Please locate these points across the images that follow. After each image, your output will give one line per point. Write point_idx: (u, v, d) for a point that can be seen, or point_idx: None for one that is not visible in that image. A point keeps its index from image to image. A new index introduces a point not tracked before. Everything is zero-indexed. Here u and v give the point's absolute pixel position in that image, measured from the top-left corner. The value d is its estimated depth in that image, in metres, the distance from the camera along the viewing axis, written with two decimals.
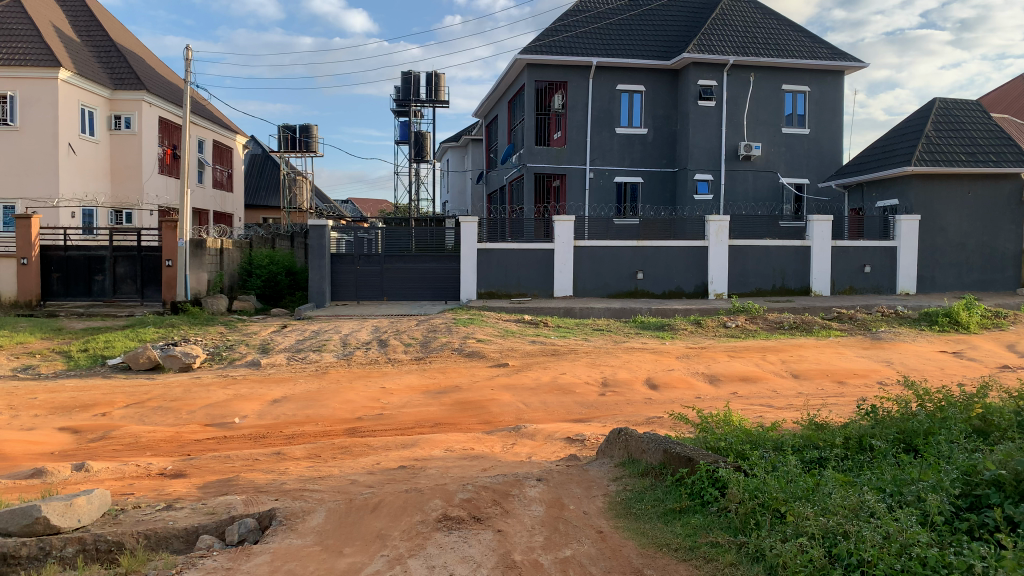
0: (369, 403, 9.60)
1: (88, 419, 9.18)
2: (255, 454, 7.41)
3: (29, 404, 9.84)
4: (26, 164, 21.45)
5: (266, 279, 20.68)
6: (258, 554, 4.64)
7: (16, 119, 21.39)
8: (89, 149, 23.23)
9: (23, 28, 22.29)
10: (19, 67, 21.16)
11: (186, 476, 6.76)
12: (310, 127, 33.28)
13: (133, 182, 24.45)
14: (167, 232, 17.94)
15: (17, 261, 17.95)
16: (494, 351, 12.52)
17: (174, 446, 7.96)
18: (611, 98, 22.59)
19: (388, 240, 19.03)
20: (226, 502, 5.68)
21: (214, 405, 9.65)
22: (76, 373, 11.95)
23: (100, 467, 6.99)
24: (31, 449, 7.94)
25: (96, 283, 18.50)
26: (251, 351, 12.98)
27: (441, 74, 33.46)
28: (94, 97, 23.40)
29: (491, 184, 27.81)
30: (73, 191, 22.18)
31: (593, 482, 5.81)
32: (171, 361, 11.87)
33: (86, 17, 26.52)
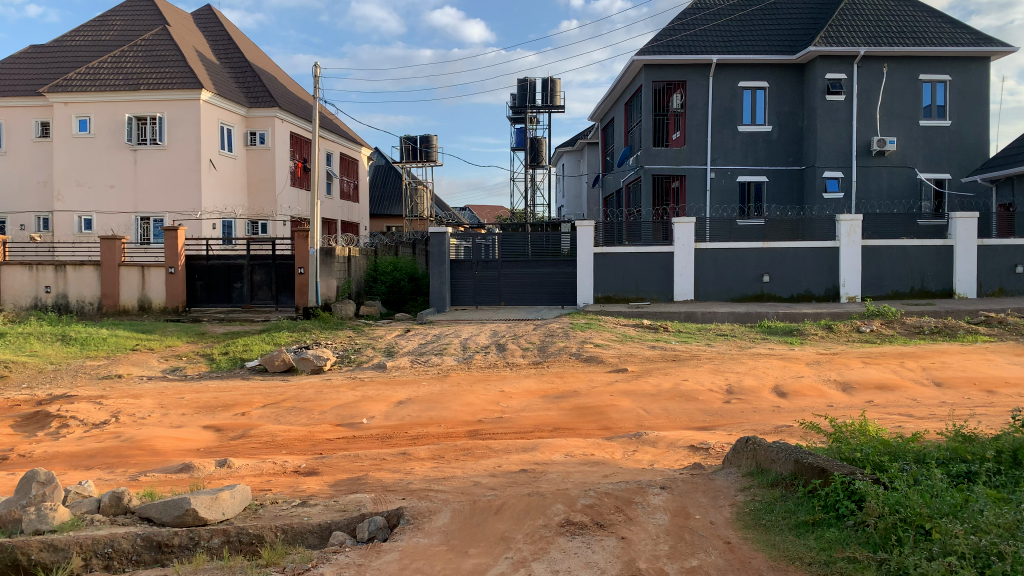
0: (489, 406, 9.73)
1: (229, 418, 9.76)
2: (383, 454, 7.65)
3: (178, 404, 10.58)
4: (173, 180, 23.11)
5: (389, 285, 21.32)
6: (388, 552, 4.78)
7: (164, 139, 23.05)
8: (228, 164, 24.72)
9: (170, 54, 24.05)
10: (167, 90, 22.82)
11: (318, 473, 7.07)
12: (430, 137, 34.14)
13: (267, 194, 25.82)
14: (300, 240, 19.00)
15: (166, 270, 19.25)
16: (613, 356, 12.41)
17: (307, 445, 8.34)
18: (732, 95, 21.98)
19: (505, 245, 19.21)
20: (356, 500, 5.88)
21: (343, 406, 10.05)
22: (217, 375, 12.75)
23: (240, 464, 7.41)
24: (180, 445, 8.53)
25: (235, 290, 19.72)
26: (377, 354, 13.44)
27: (557, 79, 33.56)
28: (232, 115, 24.94)
29: (607, 187, 27.69)
30: (213, 204, 23.66)
31: (719, 492, 5.64)
32: (304, 364, 12.52)
33: (224, 40, 28.30)
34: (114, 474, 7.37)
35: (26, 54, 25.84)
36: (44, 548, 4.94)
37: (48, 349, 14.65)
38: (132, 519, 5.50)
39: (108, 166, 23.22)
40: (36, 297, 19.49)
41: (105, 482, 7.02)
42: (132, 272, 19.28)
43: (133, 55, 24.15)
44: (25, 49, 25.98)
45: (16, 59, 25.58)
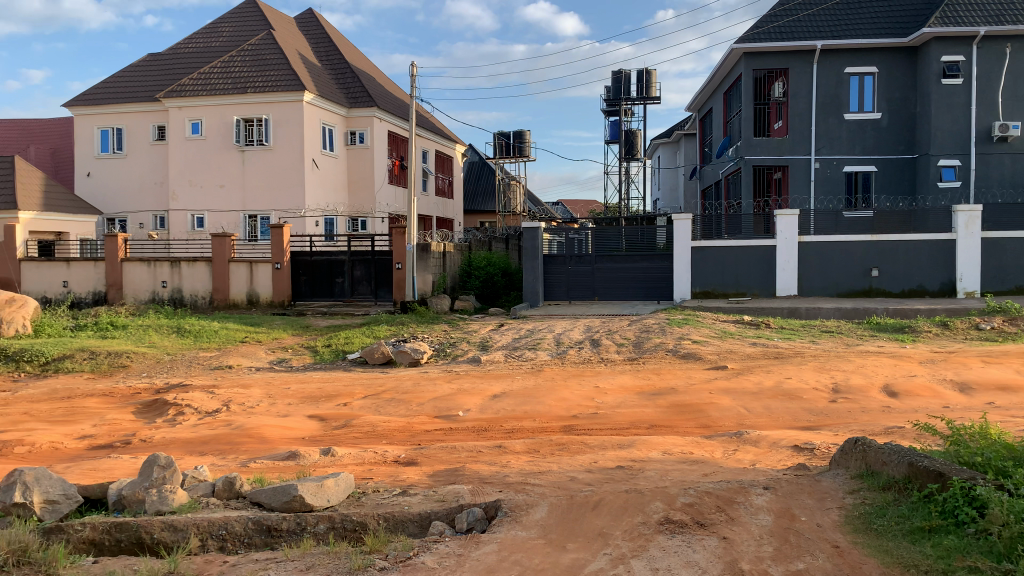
0: (584, 402, 9.69)
1: (332, 408, 10.09)
2: (479, 446, 7.74)
3: (284, 393, 11.01)
4: (279, 179, 24.03)
5: (484, 280, 21.53)
6: (487, 543, 4.83)
7: (270, 140, 24.00)
8: (330, 163, 25.51)
9: (276, 58, 25.00)
10: (273, 93, 23.74)
11: (417, 464, 7.22)
12: (523, 132, 34.23)
13: (366, 192, 26.50)
14: (398, 236, 19.40)
15: (272, 266, 20.05)
16: (711, 353, 12.15)
17: (406, 436, 8.52)
18: (838, 82, 21.10)
19: (599, 240, 19.11)
20: (454, 491, 5.97)
21: (440, 398, 10.22)
22: (320, 366, 13.20)
23: (343, 452, 7.65)
24: (286, 433, 8.87)
25: (336, 285, 20.35)
26: (472, 348, 13.61)
27: (653, 70, 33.06)
28: (333, 115, 25.72)
29: (705, 179, 27.08)
30: (316, 202, 24.46)
31: (826, 494, 5.43)
32: (402, 356, 12.79)
33: (326, 42, 29.19)
34: (226, 460, 7.74)
35: (144, 62, 27.40)
36: (165, 528, 5.22)
37: (166, 341, 15.53)
38: (244, 503, 5.75)
39: (218, 167, 24.38)
40: (154, 291, 20.67)
41: (219, 467, 7.39)
42: (241, 268, 20.17)
43: (241, 60, 25.22)
44: (143, 57, 27.54)
45: (136, 67, 27.15)
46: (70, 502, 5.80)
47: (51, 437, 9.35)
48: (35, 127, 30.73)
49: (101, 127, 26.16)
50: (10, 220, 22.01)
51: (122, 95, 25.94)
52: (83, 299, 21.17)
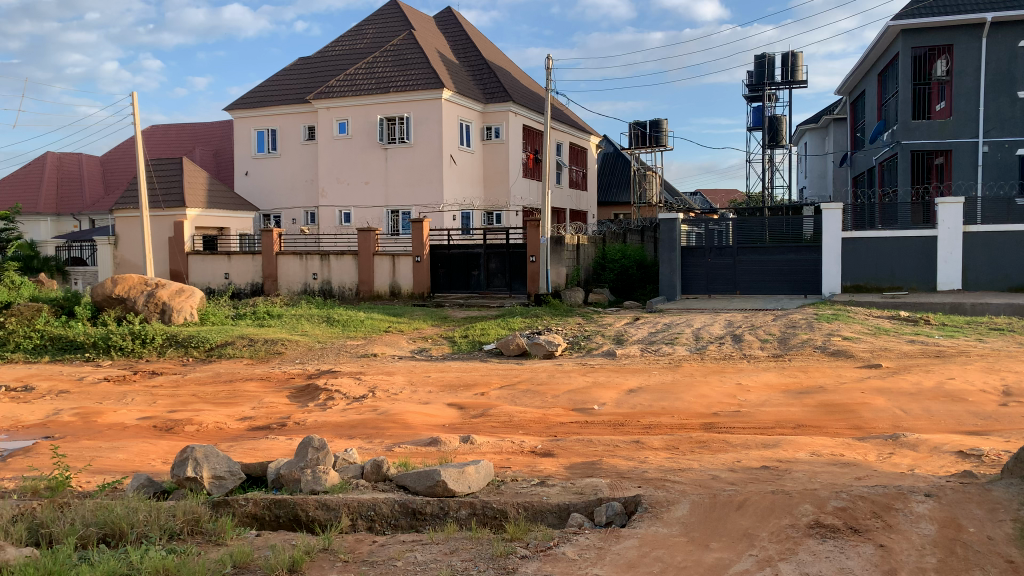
0: (725, 399, 9.41)
1: (470, 397, 10.32)
2: (616, 441, 7.68)
3: (425, 382, 11.38)
4: (419, 175, 24.80)
5: (619, 272, 21.34)
6: (627, 538, 4.79)
7: (411, 137, 24.79)
8: (467, 158, 26.06)
9: (416, 57, 25.76)
10: (414, 91, 24.50)
11: (554, 455, 7.25)
12: (660, 121, 33.56)
13: (502, 186, 26.84)
14: (532, 229, 19.55)
15: (413, 259, 20.74)
16: (863, 351, 11.48)
17: (542, 427, 8.58)
18: (1011, 57, 19.33)
19: (740, 231, 18.39)
20: (592, 485, 5.96)
21: (576, 391, 10.22)
22: (458, 356, 13.52)
23: (482, 441, 7.80)
24: (428, 420, 9.16)
25: (473, 277, 20.80)
26: (607, 342, 13.53)
27: (799, 52, 31.62)
28: (470, 112, 26.24)
29: (857, 166, 25.64)
30: (454, 196, 25.04)
31: (998, 505, 5.00)
32: (537, 348, 12.88)
33: (464, 39, 29.78)
34: (372, 444, 8.08)
35: (296, 66, 28.99)
36: (319, 506, 5.51)
37: (317, 329, 16.42)
38: (390, 486, 5.99)
39: (363, 164, 25.49)
40: (304, 283, 21.89)
41: (366, 451, 7.72)
42: (384, 261, 20.99)
43: (384, 60, 26.17)
44: (295, 61, 29.14)
45: (288, 71, 28.78)
46: (235, 478, 6.23)
47: (216, 417, 10.10)
48: (200, 130, 33.23)
49: (257, 129, 27.97)
50: (179, 216, 23.83)
51: (276, 98, 27.58)
52: (242, 289, 22.74)
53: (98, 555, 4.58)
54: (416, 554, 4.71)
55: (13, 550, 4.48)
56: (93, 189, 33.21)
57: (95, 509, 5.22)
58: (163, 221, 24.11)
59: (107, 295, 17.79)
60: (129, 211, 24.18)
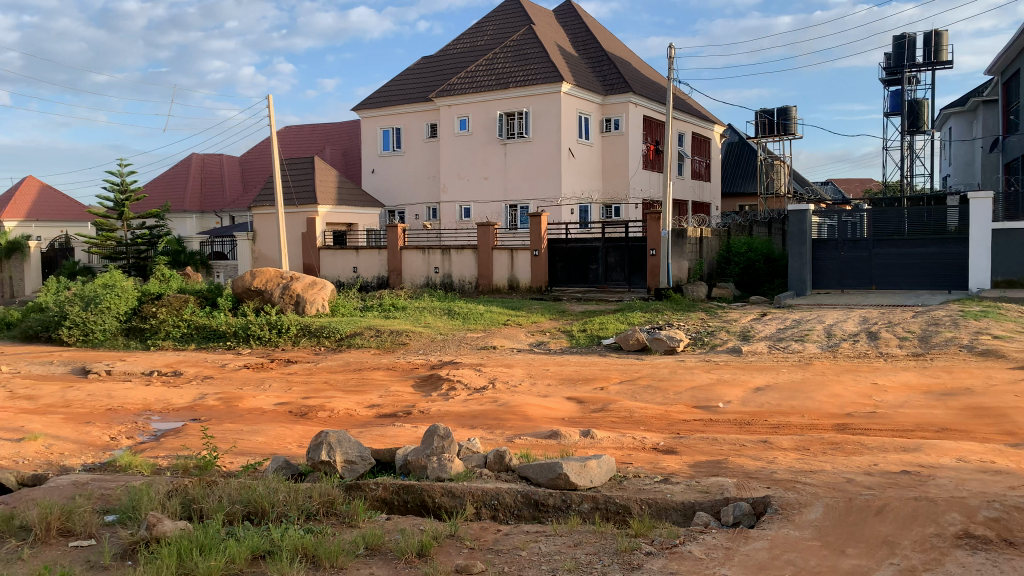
0: (859, 399, 8.96)
1: (589, 392, 10.30)
2: (742, 440, 7.46)
3: (544, 375, 11.45)
4: (538, 169, 24.91)
5: (745, 266, 20.74)
6: (757, 539, 4.64)
7: (530, 132, 24.94)
8: (585, 151, 25.96)
9: (535, 51, 25.84)
10: (533, 86, 24.62)
11: (677, 453, 7.12)
12: (789, 109, 32.22)
13: (621, 178, 26.54)
14: (652, 222, 19.23)
15: (531, 253, 20.84)
16: (1017, 351, 10.64)
17: (664, 424, 8.44)
18: None
19: (876, 222, 17.55)
20: (718, 484, 5.81)
21: (699, 388, 10.00)
22: (577, 350, 13.52)
23: (602, 436, 7.76)
24: (548, 413, 9.21)
25: (592, 271, 20.73)
26: (732, 338, 13.17)
27: (943, 31, 29.60)
28: (589, 104, 26.10)
29: (1009, 152, 23.77)
30: (572, 190, 24.99)
31: None
32: (658, 344, 12.69)
33: (583, 32, 29.62)
34: (493, 435, 8.20)
35: (419, 66, 29.76)
36: (445, 494, 5.64)
37: (438, 321, 16.83)
38: (513, 476, 6.06)
39: (483, 159, 25.90)
40: (427, 276, 22.46)
41: (488, 441, 7.84)
42: (503, 255, 21.22)
43: (504, 56, 26.43)
44: (418, 60, 29.90)
45: (412, 70, 29.58)
46: (365, 463, 6.49)
47: (346, 404, 10.55)
48: (329, 130, 34.71)
49: (383, 128, 28.94)
50: (310, 213, 24.98)
51: (400, 97, 28.41)
52: (369, 282, 23.60)
53: (243, 531, 4.88)
54: (540, 545, 4.75)
55: (169, 523, 4.84)
56: (233, 188, 35.33)
57: (240, 488, 5.56)
58: (296, 217, 25.36)
59: (246, 287, 18.89)
60: (265, 208, 25.56)
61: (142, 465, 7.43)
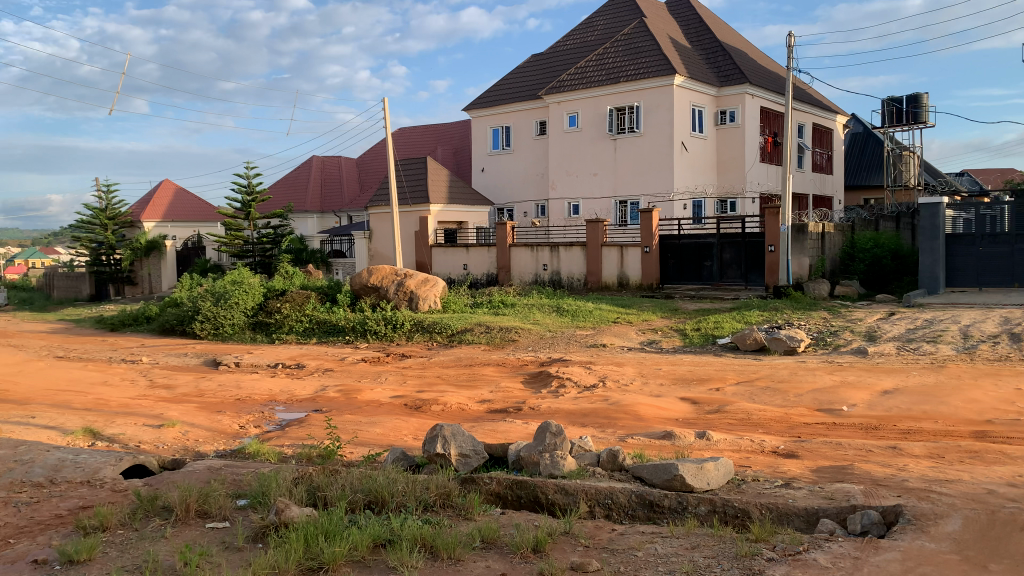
0: (1001, 406, 8.35)
1: (704, 392, 10.06)
2: (869, 446, 7.10)
3: (657, 374, 11.28)
4: (649, 164, 24.53)
5: (871, 263, 19.74)
6: (888, 550, 4.41)
7: (641, 126, 24.61)
8: (699, 145, 25.39)
9: (647, 44, 25.46)
10: (644, 79, 24.28)
11: (798, 457, 6.86)
12: (919, 96, 30.39)
13: (736, 172, 25.77)
14: (770, 217, 18.59)
15: (642, 249, 20.56)
16: None
17: (784, 427, 8.15)
18: None
19: (1019, 215, 16.47)
20: (844, 490, 5.56)
21: (822, 390, 9.59)
22: (691, 350, 13.24)
23: (719, 437, 7.57)
24: (661, 413, 9.06)
25: (705, 268, 20.26)
26: (857, 338, 12.57)
27: None
28: (702, 96, 25.50)
29: None
30: (685, 184, 24.48)
31: None
32: (777, 344, 12.28)
33: (696, 22, 28.96)
34: (606, 433, 8.14)
35: (529, 63, 29.92)
36: (558, 491, 5.64)
37: (548, 318, 16.88)
38: (627, 476, 5.99)
39: (593, 155, 25.76)
40: (536, 274, 22.55)
41: (601, 440, 7.80)
42: (613, 251, 21.03)
43: (615, 51, 26.19)
44: (528, 58, 30.07)
45: (522, 68, 29.78)
46: (479, 457, 6.58)
47: (459, 399, 10.74)
48: (441, 129, 35.44)
49: (493, 126, 29.28)
50: (422, 212, 25.59)
51: (510, 95, 28.66)
52: (479, 279, 23.91)
53: (364, 520, 5.04)
54: (656, 546, 4.68)
55: (296, 509, 5.07)
56: (350, 188, 36.63)
57: (361, 478, 5.75)
58: (409, 216, 26.03)
59: (363, 284, 19.52)
60: (380, 207, 26.36)
61: (269, 453, 7.82)
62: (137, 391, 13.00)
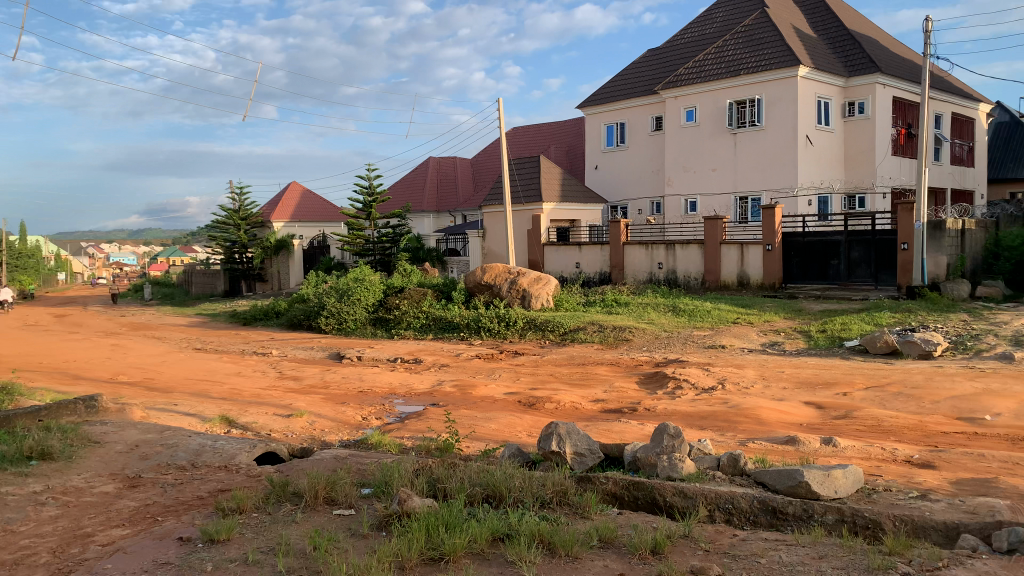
0: None
1: (830, 397, 9.64)
2: (1016, 459, 6.60)
3: (779, 377, 10.89)
4: (771, 159, 23.72)
5: (1018, 263, 18.27)
6: None
7: (762, 120, 23.82)
8: (825, 138, 24.34)
9: (769, 35, 24.61)
10: (766, 71, 23.48)
11: (935, 468, 6.46)
12: None
13: (866, 166, 24.52)
14: (903, 213, 17.59)
15: (763, 248, 19.91)
16: None
17: (919, 435, 7.69)
18: None
19: None
20: (986, 505, 5.19)
21: (961, 398, 9.00)
22: (815, 352, 12.72)
23: (847, 445, 7.23)
24: (784, 418, 8.75)
25: (831, 267, 19.41)
26: (1001, 343, 11.71)
27: None
28: (829, 87, 24.42)
29: None
30: (810, 179, 23.52)
31: None
32: (910, 347, 11.62)
33: (822, 11, 27.75)
34: (725, 437, 7.94)
35: (645, 58, 29.53)
36: (676, 493, 5.54)
37: (664, 318, 16.63)
38: (748, 481, 5.83)
39: (712, 151, 25.17)
40: (651, 272, 22.24)
41: (720, 444, 7.61)
42: (732, 250, 20.46)
43: (735, 43, 25.47)
44: (644, 54, 29.69)
45: (638, 64, 29.42)
46: (594, 456, 6.56)
47: (574, 398, 10.73)
48: (556, 128, 35.50)
49: (608, 123, 29.09)
50: (536, 210, 25.74)
51: (626, 91, 28.39)
52: (592, 278, 23.82)
53: (483, 513, 5.13)
54: (781, 554, 4.53)
55: (418, 500, 5.22)
56: (465, 188, 37.28)
57: (479, 472, 5.85)
58: (523, 214, 26.23)
59: (477, 282, 19.81)
60: (495, 206, 26.70)
61: (390, 445, 8.09)
62: (267, 382, 13.73)
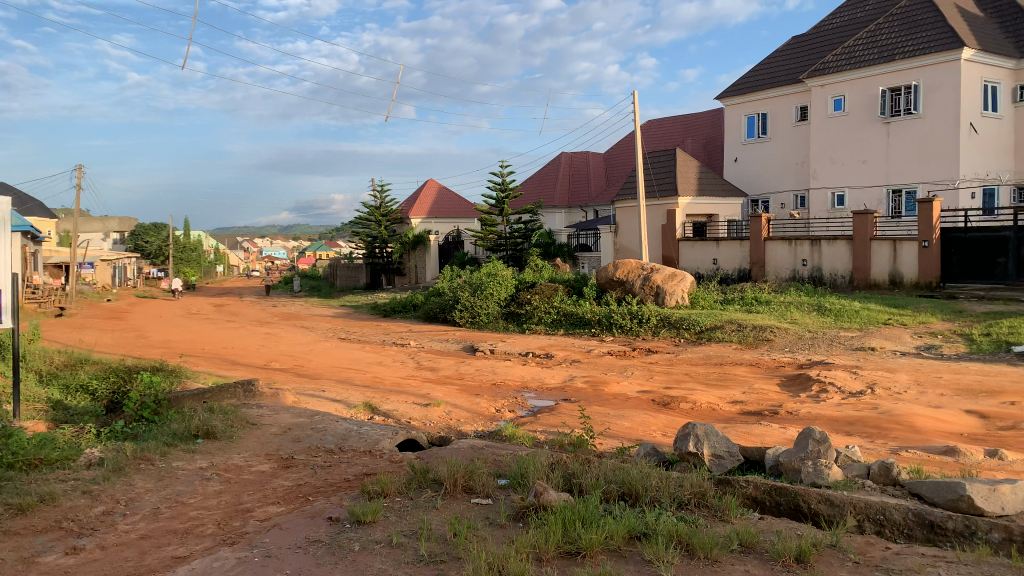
0: None
1: (995, 406, 8.91)
2: None
3: (936, 383, 10.19)
4: (929, 148, 22.15)
5: None
6: None
7: (919, 108, 22.27)
8: (992, 125, 22.47)
9: (928, 16, 22.96)
10: (925, 56, 21.92)
11: None
12: None
13: None
14: None
15: (920, 244, 18.65)
16: None
17: None
18: None
19: None
20: None
21: None
22: (978, 357, 11.81)
23: (1016, 458, 6.68)
24: (942, 427, 8.18)
25: (998, 266, 17.94)
26: None
27: None
28: (997, 70, 22.51)
29: None
30: (973, 170, 21.81)
31: None
32: None
33: None
34: (876, 445, 7.53)
35: (790, 46, 28.33)
36: (822, 501, 5.30)
37: (807, 318, 15.93)
38: (902, 492, 5.49)
39: (862, 141, 23.82)
40: (794, 270, 21.34)
41: (869, 451, 7.22)
42: (884, 246, 19.29)
43: (889, 26, 23.96)
44: (789, 41, 28.48)
45: (782, 52, 28.25)
46: (733, 459, 6.38)
47: (710, 398, 10.48)
48: (692, 120, 34.67)
49: (748, 114, 28.14)
50: (671, 205, 25.27)
51: (768, 81, 27.35)
52: (730, 275, 23.12)
53: (620, 511, 5.10)
54: (940, 572, 4.24)
55: (554, 493, 5.27)
56: (599, 183, 37.10)
57: (614, 469, 5.83)
58: (658, 209, 25.84)
59: (610, 278, 19.72)
60: (629, 201, 26.42)
61: (524, 438, 8.21)
62: (406, 372, 14.26)
